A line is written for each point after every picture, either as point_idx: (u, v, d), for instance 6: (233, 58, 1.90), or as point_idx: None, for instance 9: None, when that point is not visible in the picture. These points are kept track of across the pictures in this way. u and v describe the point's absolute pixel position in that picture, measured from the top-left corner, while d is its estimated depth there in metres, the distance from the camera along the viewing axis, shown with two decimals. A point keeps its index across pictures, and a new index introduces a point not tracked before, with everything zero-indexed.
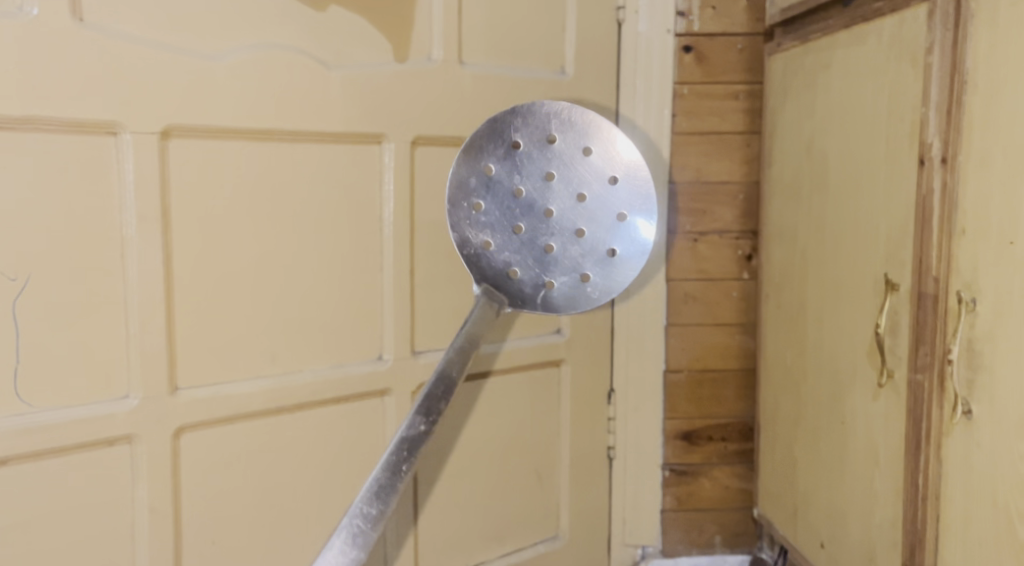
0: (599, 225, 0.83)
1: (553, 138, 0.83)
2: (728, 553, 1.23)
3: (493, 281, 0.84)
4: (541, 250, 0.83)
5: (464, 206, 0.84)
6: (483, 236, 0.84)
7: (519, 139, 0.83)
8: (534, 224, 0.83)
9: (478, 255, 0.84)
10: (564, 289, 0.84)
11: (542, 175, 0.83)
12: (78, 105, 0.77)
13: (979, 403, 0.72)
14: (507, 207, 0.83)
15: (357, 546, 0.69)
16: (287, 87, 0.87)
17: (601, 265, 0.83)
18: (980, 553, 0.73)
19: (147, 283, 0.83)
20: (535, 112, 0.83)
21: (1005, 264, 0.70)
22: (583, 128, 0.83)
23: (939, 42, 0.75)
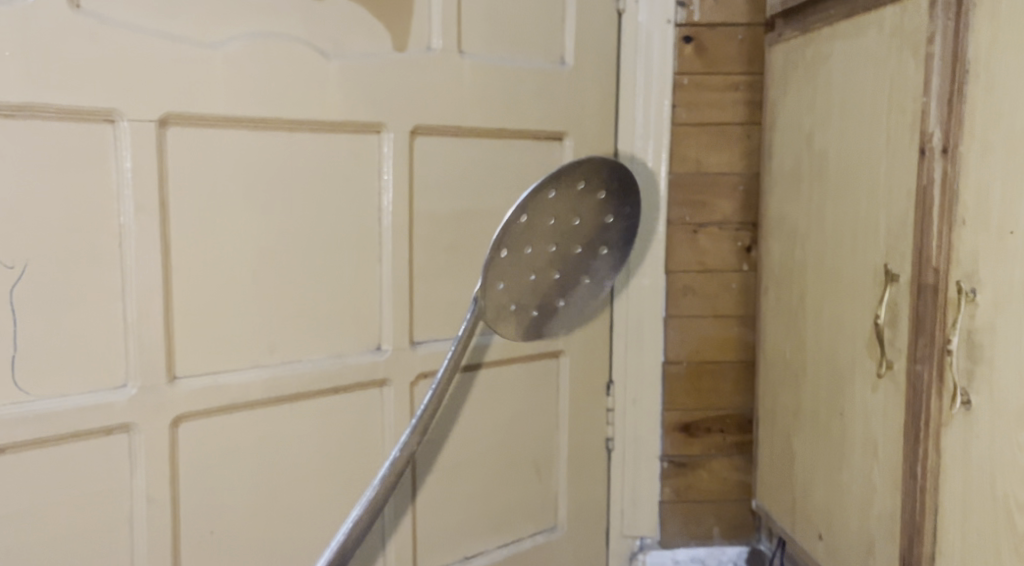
0: (578, 281, 0.98)
1: (601, 195, 0.95)
2: (725, 545, 1.23)
3: (488, 289, 0.89)
4: (532, 280, 0.93)
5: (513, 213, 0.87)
6: (504, 246, 0.89)
7: (584, 181, 0.92)
8: (541, 258, 0.92)
9: (493, 260, 0.88)
10: (526, 318, 0.95)
11: (573, 221, 0.93)
12: (75, 92, 0.77)
13: (979, 394, 0.72)
14: (536, 234, 0.90)
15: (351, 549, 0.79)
16: (285, 76, 0.87)
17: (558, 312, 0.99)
18: (978, 543, 0.73)
19: (145, 271, 0.82)
20: (612, 168, 0.93)
21: (1005, 255, 0.69)
22: (626, 198, 0.97)
23: (941, 32, 0.75)
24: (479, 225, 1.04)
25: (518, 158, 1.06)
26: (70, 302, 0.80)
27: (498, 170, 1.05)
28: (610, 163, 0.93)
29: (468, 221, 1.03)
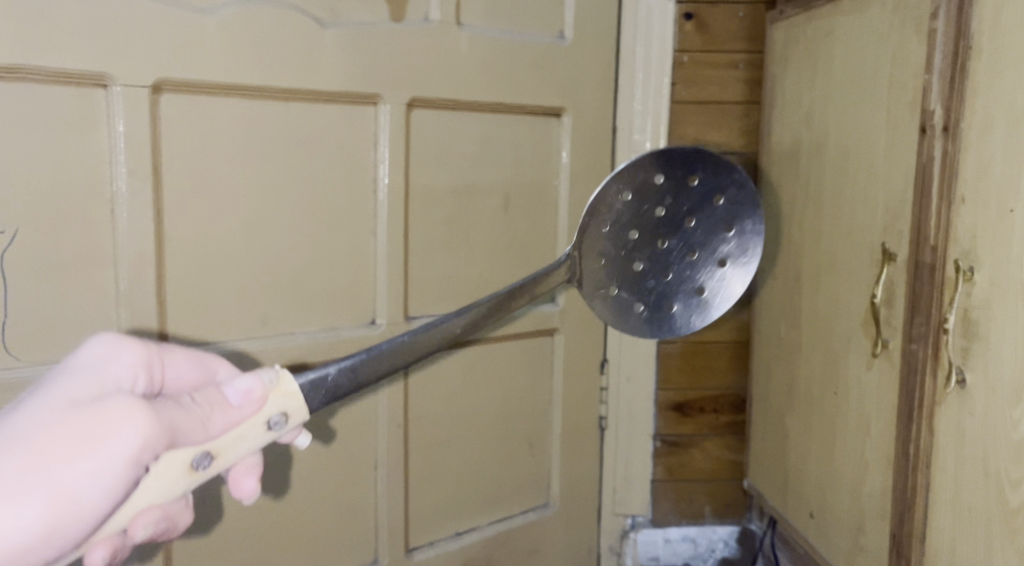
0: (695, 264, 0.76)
1: (693, 242, 0.75)
2: (716, 524, 1.24)
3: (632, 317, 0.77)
4: (688, 295, 0.76)
5: (677, 271, 0.76)
6: (617, 290, 0.76)
7: (672, 273, 0.76)
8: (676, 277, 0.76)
9: (635, 301, 0.76)
10: (646, 323, 0.77)
11: (673, 249, 0.75)
12: (65, 55, 0.76)
13: (973, 372, 0.72)
14: (659, 298, 0.76)
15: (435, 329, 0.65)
16: (280, 44, 0.86)
17: (685, 301, 0.76)
18: (969, 520, 0.73)
19: (136, 238, 0.81)
20: (670, 219, 0.75)
21: (1003, 233, 0.69)
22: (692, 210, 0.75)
23: (945, 8, 0.74)
24: (476, 200, 1.03)
25: (516, 133, 1.05)
26: (61, 268, 0.79)
27: (496, 145, 1.04)
28: (684, 207, 0.75)
29: (465, 196, 1.02)
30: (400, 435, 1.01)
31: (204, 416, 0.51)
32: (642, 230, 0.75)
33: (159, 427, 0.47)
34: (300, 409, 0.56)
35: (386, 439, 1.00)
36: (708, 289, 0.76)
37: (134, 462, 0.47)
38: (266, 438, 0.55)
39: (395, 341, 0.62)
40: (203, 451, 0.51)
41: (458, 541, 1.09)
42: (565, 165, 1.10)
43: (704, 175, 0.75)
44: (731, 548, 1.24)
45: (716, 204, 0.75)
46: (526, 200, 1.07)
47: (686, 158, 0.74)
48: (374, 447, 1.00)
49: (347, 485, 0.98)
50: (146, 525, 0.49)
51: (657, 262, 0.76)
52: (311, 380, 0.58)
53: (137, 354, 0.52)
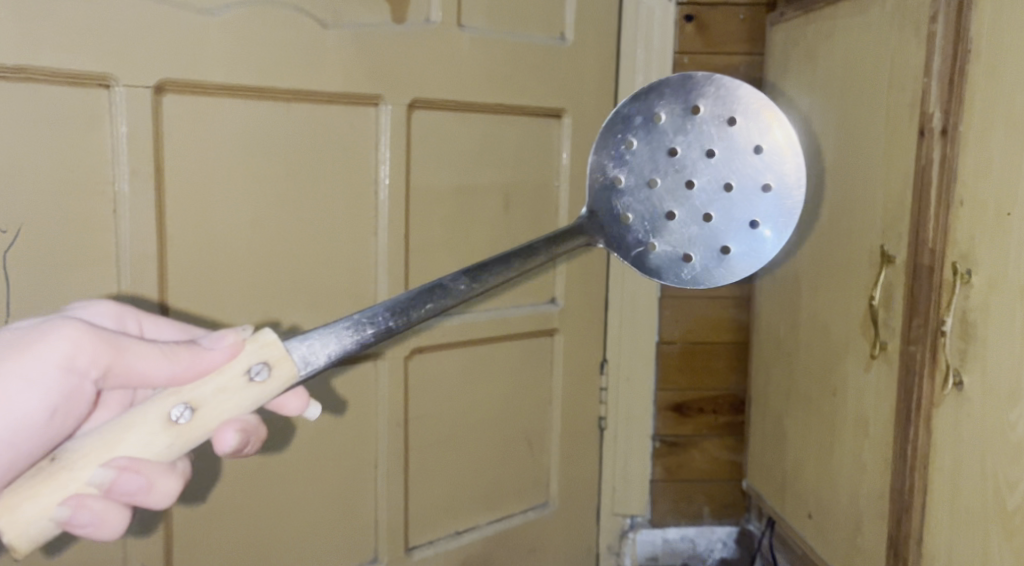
0: (734, 198, 0.69)
1: (723, 172, 0.69)
2: (715, 525, 1.25)
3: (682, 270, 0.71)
4: (739, 233, 0.69)
5: (715, 209, 0.69)
6: (655, 243, 0.71)
7: (712, 211, 0.70)
8: (718, 216, 0.69)
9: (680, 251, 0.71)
10: (704, 272, 0.70)
11: (703, 187, 0.70)
12: (68, 56, 0.76)
13: (970, 374, 0.73)
14: (705, 242, 0.70)
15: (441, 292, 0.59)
16: (281, 46, 0.86)
17: (741, 238, 0.69)
18: (966, 522, 0.73)
19: (139, 238, 0.82)
20: (687, 157, 0.70)
21: (1002, 236, 0.69)
22: (710, 143, 0.70)
23: (944, 11, 0.74)
24: (477, 201, 1.04)
25: (516, 134, 1.06)
26: (63, 267, 0.79)
27: (496, 146, 1.04)
28: (699, 141, 0.70)
29: (466, 196, 1.03)
30: (400, 435, 1.01)
31: (167, 352, 0.55)
32: (662, 175, 0.71)
33: (96, 340, 0.53)
34: (286, 360, 0.55)
35: (386, 439, 1.00)
36: (760, 215, 0.69)
37: (70, 368, 0.53)
38: (252, 391, 0.55)
39: (401, 298, 0.57)
40: (178, 401, 0.54)
41: (458, 541, 1.09)
42: (566, 166, 1.10)
43: (708, 100, 0.70)
44: (729, 549, 1.24)
45: (734, 125, 0.69)
46: (527, 200, 1.07)
47: (681, 88, 0.70)
48: (375, 445, 1.00)
49: (348, 484, 0.99)
50: (112, 470, 0.52)
51: (691, 202, 0.70)
52: (305, 340, 0.55)
53: (109, 307, 0.61)
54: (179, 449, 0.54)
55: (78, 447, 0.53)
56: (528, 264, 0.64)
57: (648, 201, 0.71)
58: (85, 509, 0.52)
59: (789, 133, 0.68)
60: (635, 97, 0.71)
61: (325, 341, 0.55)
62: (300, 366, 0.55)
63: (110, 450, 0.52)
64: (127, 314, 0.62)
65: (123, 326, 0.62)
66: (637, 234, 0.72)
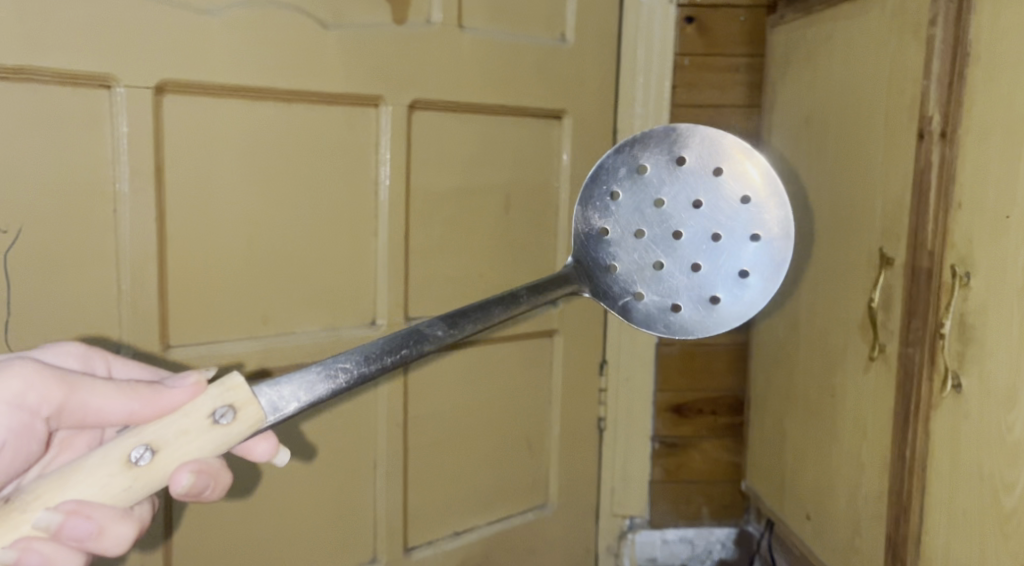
0: (721, 248, 0.70)
1: (710, 222, 0.70)
2: (714, 526, 1.25)
3: (670, 319, 0.71)
4: (726, 282, 0.70)
5: (702, 258, 0.70)
6: (643, 293, 0.71)
7: (698, 260, 0.70)
8: (706, 265, 0.70)
9: (668, 301, 0.71)
10: (693, 321, 0.71)
11: (689, 237, 0.70)
12: (68, 56, 0.76)
13: (968, 377, 0.73)
14: (692, 291, 0.71)
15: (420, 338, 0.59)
16: (283, 46, 0.87)
17: (728, 288, 0.70)
18: (964, 524, 0.73)
19: (139, 238, 0.82)
20: (671, 208, 0.70)
21: (999, 239, 0.69)
22: (694, 194, 0.70)
23: (943, 14, 0.74)
24: (477, 202, 1.04)
25: (516, 136, 1.06)
26: (64, 268, 0.79)
27: (496, 147, 1.04)
28: (683, 191, 0.70)
29: (466, 197, 1.03)
30: (399, 435, 1.01)
31: (128, 390, 0.56)
32: (648, 225, 0.71)
33: (50, 377, 0.55)
34: (251, 402, 0.54)
35: (385, 439, 1.01)
36: (748, 264, 0.70)
37: (22, 403, 0.55)
38: (215, 434, 0.54)
39: (382, 342, 0.57)
40: (137, 442, 0.53)
41: (457, 541, 1.09)
42: (566, 167, 1.10)
43: (693, 151, 0.71)
44: (728, 550, 1.25)
45: (720, 175, 0.70)
46: (527, 201, 1.08)
47: (665, 140, 0.71)
48: (374, 445, 1.00)
49: (347, 484, 0.99)
50: (60, 514, 0.50)
51: (678, 252, 0.70)
52: (273, 388, 0.54)
53: (78, 349, 0.63)
54: (135, 493, 0.52)
55: (31, 488, 0.52)
56: (513, 310, 0.64)
57: (635, 251, 0.71)
58: (32, 552, 0.51)
59: (775, 184, 0.69)
60: (618, 149, 0.72)
61: (297, 390, 0.54)
62: (263, 409, 0.54)
63: (61, 492, 0.51)
64: (96, 356, 0.64)
65: (90, 368, 0.63)
66: (624, 283, 0.72)
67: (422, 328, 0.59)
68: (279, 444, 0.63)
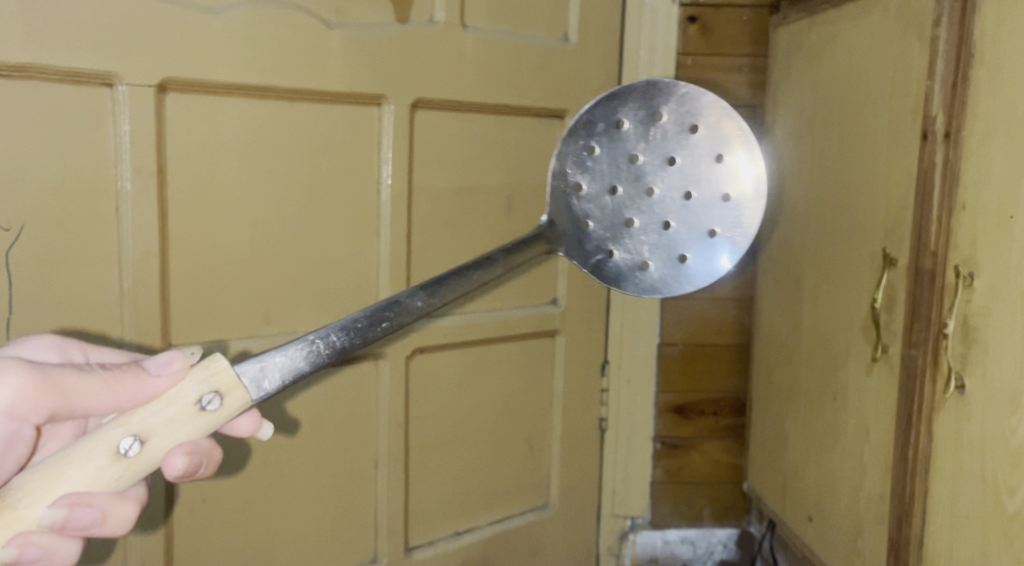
0: (694, 206, 0.70)
1: (684, 180, 0.70)
2: (715, 527, 1.25)
3: (640, 278, 0.71)
4: (697, 242, 0.70)
5: (675, 216, 0.70)
6: (615, 251, 0.72)
7: (671, 218, 0.70)
8: (678, 223, 0.70)
9: (639, 258, 0.71)
10: (662, 280, 0.71)
11: (662, 194, 0.70)
12: (72, 55, 0.76)
13: (972, 378, 0.72)
14: (664, 251, 0.71)
15: (395, 310, 0.58)
16: (285, 45, 0.86)
17: (699, 248, 0.70)
18: (966, 525, 0.73)
19: (141, 236, 0.82)
20: (647, 165, 0.71)
21: (1003, 240, 0.69)
22: (670, 150, 0.70)
23: (947, 14, 0.74)
24: (479, 202, 1.04)
25: (519, 135, 1.06)
26: (66, 266, 0.79)
27: (499, 146, 1.04)
28: (660, 148, 0.70)
29: (468, 197, 1.03)
30: (400, 435, 1.01)
31: (110, 381, 0.54)
32: (624, 182, 0.71)
33: (36, 381, 0.52)
34: (237, 388, 0.53)
35: (386, 438, 1.00)
36: (720, 224, 0.70)
37: (10, 412, 0.52)
38: (203, 420, 0.53)
39: (355, 319, 0.56)
40: (126, 433, 0.52)
41: (457, 541, 1.09)
42: None
43: (671, 107, 0.71)
44: (730, 551, 1.24)
45: (696, 132, 0.70)
46: (530, 201, 1.07)
47: (645, 94, 0.71)
48: (375, 445, 1.00)
49: (349, 483, 0.99)
50: (62, 507, 0.51)
51: (652, 210, 0.71)
52: (259, 363, 0.54)
53: (53, 340, 0.62)
54: (127, 481, 0.52)
55: (21, 484, 0.51)
56: (488, 275, 0.63)
57: (609, 207, 0.71)
58: (32, 545, 0.51)
59: (751, 144, 0.69)
60: (599, 103, 0.72)
61: (281, 368, 0.54)
62: (249, 391, 0.54)
63: (56, 487, 0.51)
64: (72, 345, 0.62)
65: (69, 358, 0.62)
66: (597, 240, 0.72)
67: (402, 300, 0.58)
68: (261, 417, 0.61)
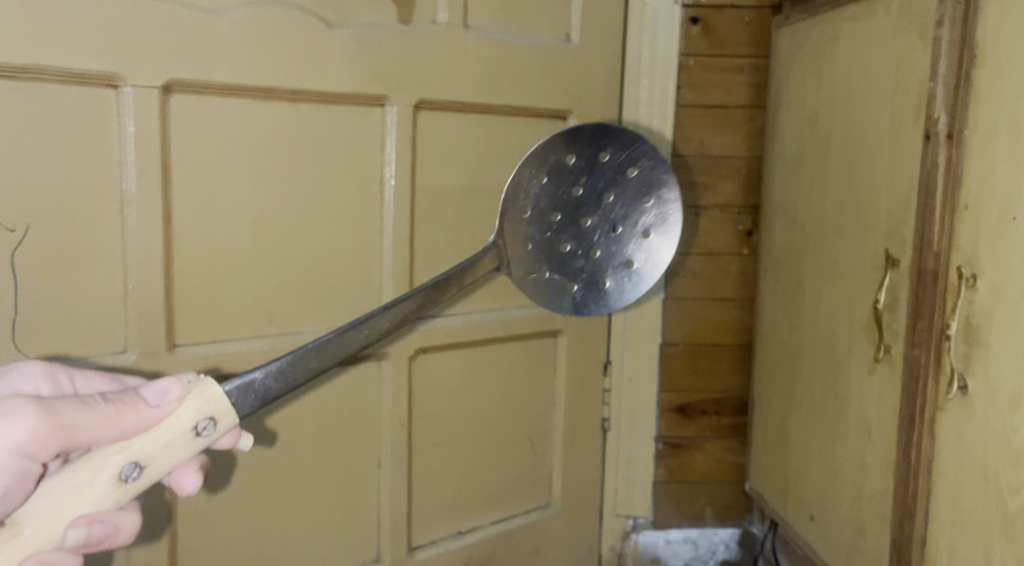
0: (618, 238, 0.85)
1: (613, 216, 0.85)
2: (717, 526, 1.25)
3: (566, 295, 0.86)
4: (615, 269, 0.86)
5: (602, 246, 0.85)
6: (549, 273, 0.85)
7: (598, 249, 0.85)
8: (604, 252, 0.85)
9: (567, 280, 0.86)
10: (582, 298, 0.87)
11: (594, 226, 0.85)
12: (76, 57, 0.76)
13: (975, 378, 0.73)
14: (589, 277, 0.86)
15: (369, 326, 0.69)
16: (289, 46, 0.87)
17: (616, 274, 0.86)
18: (969, 525, 0.73)
19: (146, 237, 0.82)
20: (584, 200, 0.84)
21: (1006, 241, 0.69)
22: (604, 189, 0.85)
23: (950, 15, 0.74)
24: (481, 202, 1.04)
25: (521, 135, 1.06)
26: (72, 267, 0.79)
27: (501, 147, 1.04)
28: (596, 187, 0.85)
29: (471, 197, 1.03)
30: (403, 435, 1.01)
31: (114, 414, 0.55)
32: (564, 212, 0.84)
33: (48, 424, 0.53)
34: (229, 413, 0.60)
35: (389, 438, 1.01)
36: (635, 257, 0.86)
37: (21, 452, 0.53)
38: (197, 442, 0.59)
39: (326, 338, 0.66)
40: (126, 459, 0.56)
41: (459, 540, 1.09)
42: None
43: (612, 153, 0.85)
44: (732, 551, 1.25)
45: (628, 178, 0.85)
46: None
47: (593, 137, 0.84)
48: (378, 445, 1.01)
49: (353, 483, 0.99)
50: (78, 528, 0.55)
51: (584, 240, 0.85)
52: (239, 385, 0.61)
53: (41, 368, 0.62)
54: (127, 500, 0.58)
55: (30, 509, 0.55)
56: (443, 296, 0.75)
57: (549, 232, 0.85)
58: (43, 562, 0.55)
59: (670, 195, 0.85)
60: (556, 139, 0.83)
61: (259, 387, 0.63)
62: (239, 413, 0.61)
63: (66, 509, 0.55)
64: (59, 371, 0.63)
65: (57, 385, 0.63)
66: (535, 259, 0.85)
67: (371, 319, 0.69)
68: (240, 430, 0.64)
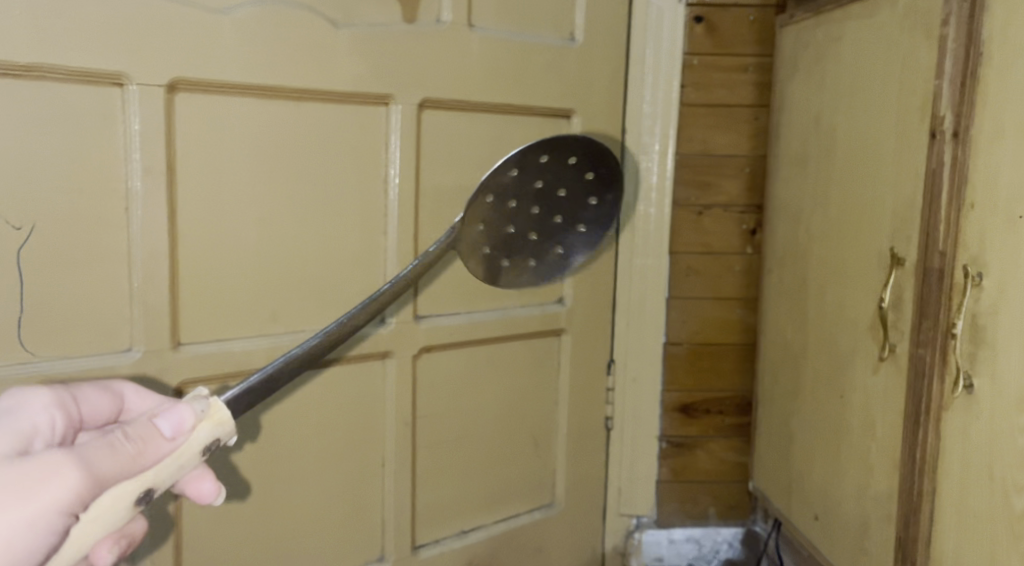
0: (560, 230, 0.86)
1: (561, 211, 0.85)
2: (721, 526, 1.25)
3: (499, 272, 0.87)
4: (547, 257, 0.88)
5: (542, 237, 0.86)
6: (490, 256, 0.85)
7: (537, 237, 0.86)
8: (542, 241, 0.86)
9: (503, 261, 0.86)
10: (509, 274, 0.88)
11: (542, 217, 0.84)
12: (82, 55, 0.76)
13: (980, 378, 0.73)
14: (523, 263, 0.87)
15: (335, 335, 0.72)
16: (294, 45, 0.87)
17: (546, 258, 0.88)
18: (975, 525, 0.73)
19: (151, 235, 0.82)
20: (542, 194, 0.83)
21: (1013, 240, 0.69)
22: (562, 184, 0.83)
23: (956, 14, 0.75)
24: None
25: (525, 134, 1.06)
26: (76, 265, 0.79)
27: (505, 146, 1.05)
28: (556, 184, 0.83)
29: None
30: (407, 433, 1.02)
31: (137, 456, 0.55)
32: (519, 202, 0.83)
33: (85, 479, 0.52)
34: (233, 432, 0.61)
35: (393, 437, 1.01)
36: (565, 247, 0.88)
37: (63, 510, 0.52)
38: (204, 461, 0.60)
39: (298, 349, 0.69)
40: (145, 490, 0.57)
41: (463, 540, 1.09)
42: None
43: (584, 156, 0.82)
44: (735, 550, 1.25)
45: (587, 180, 0.84)
46: None
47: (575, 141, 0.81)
48: (382, 444, 1.01)
49: (356, 482, 0.99)
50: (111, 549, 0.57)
51: (529, 228, 0.85)
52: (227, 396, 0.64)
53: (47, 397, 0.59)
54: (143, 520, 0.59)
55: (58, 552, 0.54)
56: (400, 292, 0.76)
57: (501, 218, 0.83)
58: None
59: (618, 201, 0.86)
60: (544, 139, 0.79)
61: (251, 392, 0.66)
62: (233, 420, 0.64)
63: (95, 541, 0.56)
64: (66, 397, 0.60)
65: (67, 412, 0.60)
66: (482, 241, 0.84)
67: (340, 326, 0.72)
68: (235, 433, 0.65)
